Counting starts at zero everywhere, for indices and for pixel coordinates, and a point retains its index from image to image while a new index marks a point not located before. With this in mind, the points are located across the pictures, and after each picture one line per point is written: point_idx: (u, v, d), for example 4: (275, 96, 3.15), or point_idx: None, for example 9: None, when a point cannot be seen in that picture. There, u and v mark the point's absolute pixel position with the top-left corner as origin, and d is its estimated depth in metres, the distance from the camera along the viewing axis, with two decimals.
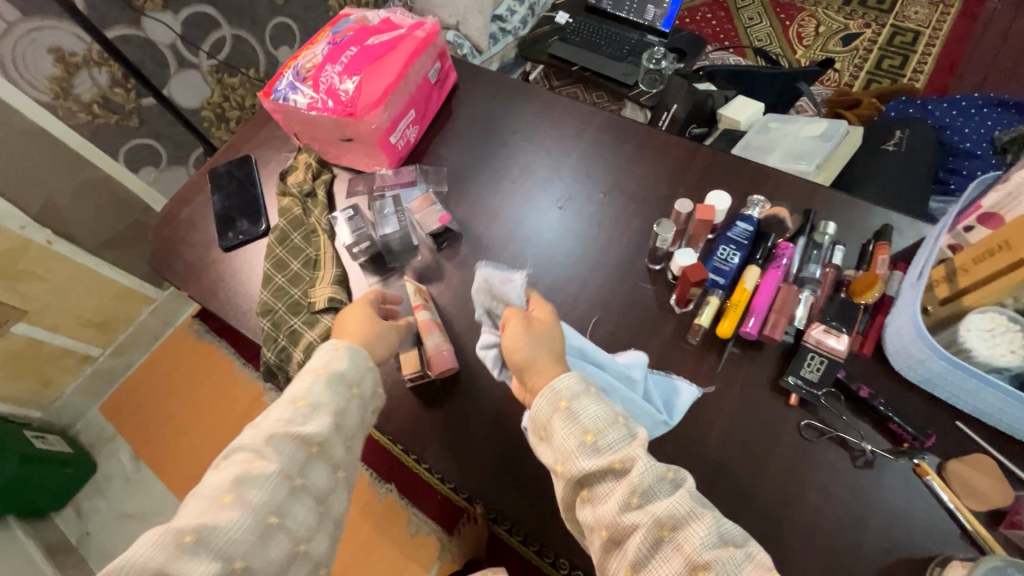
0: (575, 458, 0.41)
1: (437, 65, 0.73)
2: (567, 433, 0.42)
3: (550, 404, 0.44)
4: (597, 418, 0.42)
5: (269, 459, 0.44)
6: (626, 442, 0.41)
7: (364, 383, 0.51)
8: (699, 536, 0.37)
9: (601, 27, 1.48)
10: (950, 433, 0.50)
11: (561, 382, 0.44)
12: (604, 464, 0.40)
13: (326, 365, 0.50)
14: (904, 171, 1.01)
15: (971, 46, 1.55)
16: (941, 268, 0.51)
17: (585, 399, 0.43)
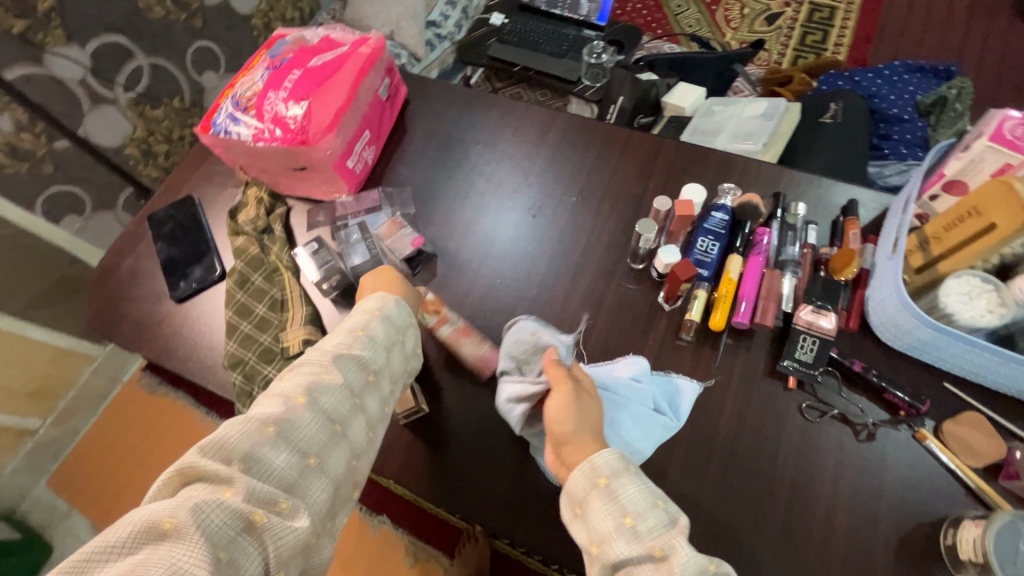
0: (612, 541, 0.37)
1: (387, 81, 0.70)
2: (605, 513, 0.38)
3: (587, 479, 0.40)
4: (637, 501, 0.38)
5: (338, 374, 0.44)
6: (667, 529, 0.37)
7: (410, 330, 0.51)
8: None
9: (537, 26, 1.47)
10: (941, 395, 0.52)
11: (599, 458, 0.40)
12: (642, 551, 0.36)
13: (380, 305, 0.50)
14: (845, 141, 1.04)
15: (882, 17, 1.65)
16: (913, 238, 0.51)
17: (626, 478, 0.39)
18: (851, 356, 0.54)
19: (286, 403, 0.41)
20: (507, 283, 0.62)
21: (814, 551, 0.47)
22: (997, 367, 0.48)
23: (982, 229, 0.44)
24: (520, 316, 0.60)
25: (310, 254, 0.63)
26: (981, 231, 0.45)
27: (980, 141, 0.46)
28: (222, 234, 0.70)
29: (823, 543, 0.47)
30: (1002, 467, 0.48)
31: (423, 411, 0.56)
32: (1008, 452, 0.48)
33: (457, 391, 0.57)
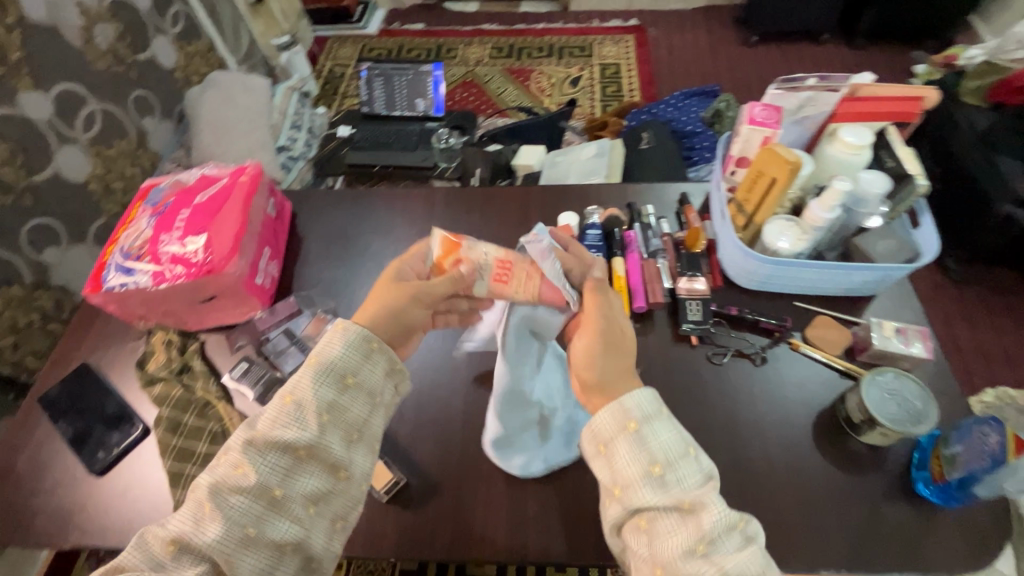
0: (638, 486, 0.40)
1: (272, 200, 0.75)
2: (633, 457, 0.42)
3: (618, 422, 0.43)
4: (668, 451, 0.41)
5: (252, 467, 0.42)
6: (696, 483, 0.40)
7: (362, 374, 0.47)
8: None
9: (384, 129, 1.62)
10: (797, 313, 0.66)
11: (631, 401, 0.43)
12: (669, 499, 0.39)
13: (318, 353, 0.47)
14: (664, 158, 1.29)
15: (654, 63, 2.07)
16: (732, 205, 0.67)
17: (657, 424, 0.42)
18: (727, 305, 0.67)
19: (194, 517, 0.41)
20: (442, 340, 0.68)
21: (761, 464, 0.56)
22: (818, 275, 0.64)
23: (767, 185, 0.60)
24: (462, 365, 0.66)
25: (238, 381, 0.63)
26: (768, 187, 0.60)
27: (743, 127, 0.62)
28: (135, 388, 0.66)
29: (764, 455, 0.57)
30: (855, 348, 0.63)
31: (403, 481, 0.58)
32: (852, 336, 0.63)
33: (428, 451, 0.60)
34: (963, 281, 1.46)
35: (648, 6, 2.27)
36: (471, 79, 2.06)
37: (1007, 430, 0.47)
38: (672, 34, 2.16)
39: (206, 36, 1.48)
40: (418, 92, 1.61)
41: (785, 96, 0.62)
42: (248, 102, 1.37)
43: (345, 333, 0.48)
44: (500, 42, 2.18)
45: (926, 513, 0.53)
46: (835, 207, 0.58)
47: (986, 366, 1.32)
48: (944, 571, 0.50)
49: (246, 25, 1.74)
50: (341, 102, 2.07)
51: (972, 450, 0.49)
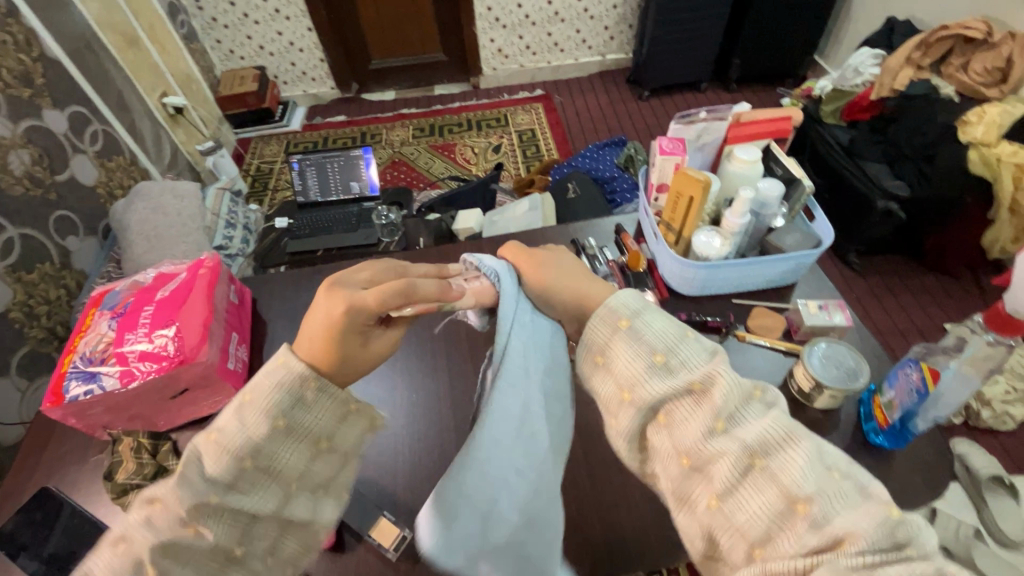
0: (645, 380, 0.38)
1: (234, 287, 0.76)
2: (633, 353, 0.39)
3: (609, 325, 0.41)
4: (666, 338, 0.39)
5: (211, 529, 0.37)
6: (702, 362, 0.37)
7: (337, 437, 0.42)
8: (796, 463, 0.33)
9: (321, 214, 1.65)
10: (736, 310, 0.75)
11: (616, 303, 0.42)
12: (679, 385, 0.37)
13: (255, 389, 0.40)
14: (591, 202, 1.42)
15: (564, 124, 2.28)
16: (662, 226, 0.76)
17: (647, 317, 0.40)
18: (677, 313, 0.75)
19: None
20: (424, 392, 0.70)
21: None
22: (744, 272, 0.73)
23: (687, 204, 0.69)
24: (448, 413, 0.68)
25: None
26: (688, 206, 0.69)
27: (657, 158, 0.72)
28: (102, 503, 0.62)
29: None
30: (790, 330, 0.72)
31: (410, 535, 0.57)
32: (786, 321, 0.73)
33: None
34: (864, 270, 1.66)
35: (550, 77, 2.53)
36: (399, 158, 2.17)
37: (922, 364, 0.55)
38: (575, 98, 2.41)
39: (127, 151, 1.49)
40: (352, 175, 1.68)
41: (684, 129, 0.73)
42: (179, 207, 1.34)
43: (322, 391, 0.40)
44: (421, 123, 2.33)
45: (882, 460, 0.60)
46: (746, 213, 0.68)
47: (902, 339, 1.49)
48: (908, 505, 0.57)
49: (167, 135, 1.77)
50: (272, 196, 2.10)
51: (902, 390, 0.57)
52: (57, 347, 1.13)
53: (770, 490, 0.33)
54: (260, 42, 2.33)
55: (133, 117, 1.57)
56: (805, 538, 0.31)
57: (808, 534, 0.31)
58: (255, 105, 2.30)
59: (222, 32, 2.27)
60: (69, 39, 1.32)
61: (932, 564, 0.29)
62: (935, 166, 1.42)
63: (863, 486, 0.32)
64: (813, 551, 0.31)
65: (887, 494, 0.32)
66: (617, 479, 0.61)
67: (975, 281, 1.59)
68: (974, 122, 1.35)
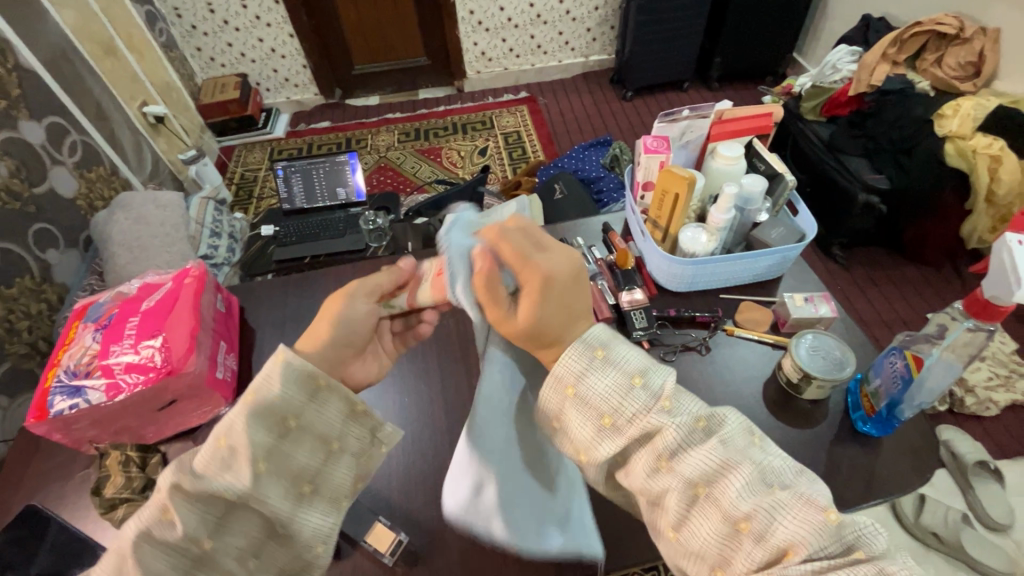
0: (595, 443, 0.39)
1: (220, 296, 0.75)
2: (581, 416, 0.39)
3: (557, 390, 0.40)
4: (606, 396, 0.38)
5: (180, 515, 0.37)
6: (641, 410, 0.37)
7: (310, 420, 0.41)
8: (734, 487, 0.34)
9: (307, 222, 1.63)
10: (724, 304, 0.76)
11: (562, 367, 0.40)
12: (623, 442, 0.37)
13: (257, 389, 0.40)
14: (578, 203, 1.43)
15: (550, 125, 2.29)
16: (649, 224, 0.76)
17: (590, 376, 0.39)
18: (666, 309, 0.75)
19: None
20: (415, 395, 0.70)
21: None
22: (730, 268, 0.74)
23: (673, 202, 0.70)
24: (440, 416, 0.68)
25: None
26: (674, 203, 0.70)
27: (642, 156, 0.73)
28: (90, 519, 0.61)
29: None
30: (779, 323, 0.73)
31: (406, 539, 0.57)
32: (774, 314, 0.74)
33: (425, 504, 0.60)
34: (848, 263, 1.68)
35: (534, 79, 2.55)
36: (385, 163, 2.16)
37: (906, 352, 0.56)
38: (559, 100, 2.42)
39: (107, 161, 1.47)
40: (338, 181, 1.64)
41: (668, 127, 0.73)
42: (162, 217, 1.32)
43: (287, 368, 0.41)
44: (406, 127, 2.33)
45: (868, 447, 0.61)
46: (730, 209, 0.69)
47: (887, 329, 1.51)
48: (897, 492, 0.58)
49: (148, 145, 1.74)
50: (257, 204, 2.08)
51: (888, 378, 0.58)
52: (39, 362, 1.10)
53: (716, 517, 0.34)
54: (241, 49, 2.31)
55: (113, 127, 1.55)
56: (753, 553, 0.33)
57: (754, 549, 0.33)
58: (238, 113, 2.28)
59: (202, 39, 2.25)
60: (46, 49, 1.31)
61: (873, 562, 0.31)
62: (913, 159, 1.45)
63: (799, 493, 0.34)
64: (762, 563, 0.33)
65: (820, 495, 0.33)
66: None
67: (955, 270, 1.62)
68: (948, 117, 1.40)
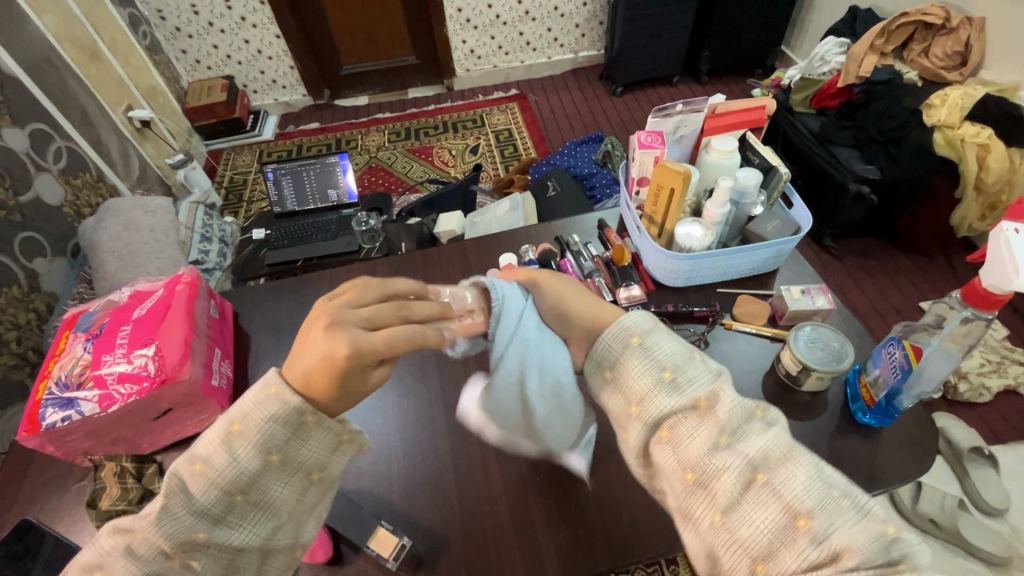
0: (655, 398, 0.38)
1: (214, 302, 0.74)
2: (643, 370, 0.40)
3: (621, 342, 0.42)
4: (673, 357, 0.39)
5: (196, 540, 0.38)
6: (709, 381, 0.38)
7: (329, 467, 0.44)
8: (798, 479, 0.33)
9: (300, 224, 1.62)
10: (721, 298, 0.76)
11: (630, 318, 0.43)
12: (685, 402, 0.37)
13: (245, 420, 0.40)
14: (572, 199, 1.43)
15: (541, 122, 2.29)
16: (644, 219, 0.76)
17: (658, 336, 0.41)
18: (664, 304, 0.76)
19: None
20: (415, 397, 0.69)
21: None
22: (726, 263, 0.74)
23: (669, 197, 0.69)
24: (440, 417, 0.67)
25: None
26: (670, 198, 0.69)
27: (636, 152, 0.72)
28: (88, 531, 0.60)
29: None
30: (776, 316, 0.73)
31: (409, 543, 0.56)
32: (772, 307, 0.74)
33: (427, 507, 0.60)
34: (841, 253, 1.69)
35: (524, 76, 2.54)
36: (376, 164, 2.15)
37: (904, 342, 0.56)
38: (550, 97, 2.42)
39: (93, 167, 1.45)
40: (329, 183, 1.63)
41: (661, 122, 0.73)
42: (151, 223, 1.30)
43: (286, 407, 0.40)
44: (396, 127, 2.31)
45: (868, 437, 0.61)
46: (726, 203, 0.68)
47: (880, 319, 1.53)
48: (898, 481, 0.58)
49: (135, 149, 1.72)
50: (248, 207, 2.06)
51: (886, 368, 0.58)
52: (30, 373, 1.08)
53: (773, 505, 0.33)
54: (227, 51, 2.28)
55: (99, 132, 1.52)
56: (806, 550, 0.31)
57: (809, 549, 0.31)
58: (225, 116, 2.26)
59: (187, 42, 2.22)
60: (27, 54, 1.28)
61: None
62: (902, 149, 1.46)
63: (862, 502, 0.33)
64: (812, 565, 0.31)
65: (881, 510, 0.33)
66: (614, 473, 0.61)
67: (946, 259, 1.63)
68: (937, 106, 1.41)
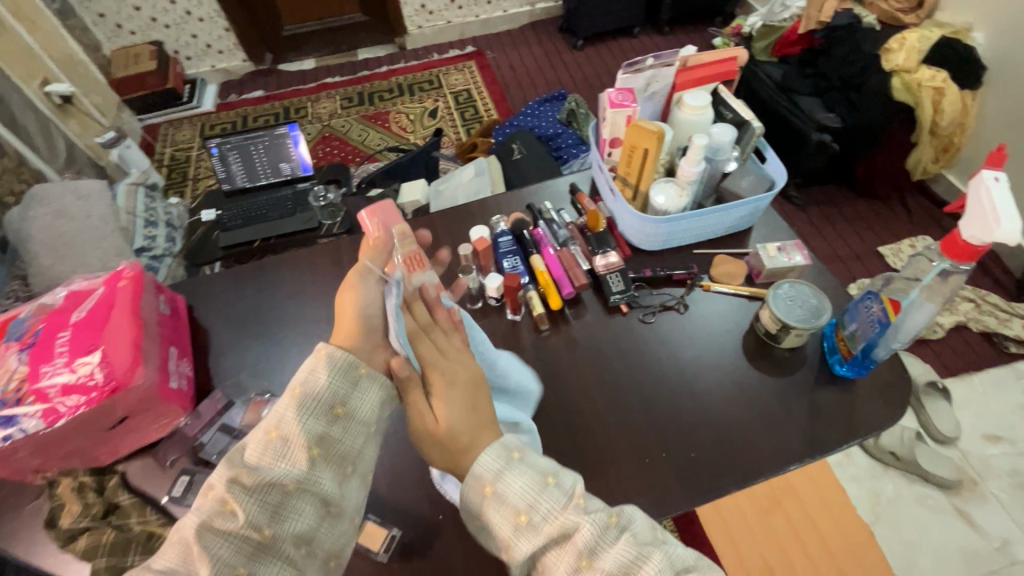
0: (516, 545, 0.38)
1: (163, 297, 0.68)
2: (503, 518, 0.39)
3: (477, 494, 0.40)
4: (526, 494, 0.39)
5: (240, 505, 0.36)
6: (562, 509, 0.38)
7: (353, 404, 0.42)
8: (649, 575, 0.36)
9: (253, 202, 1.53)
10: (700, 259, 0.75)
11: (480, 466, 0.40)
12: (543, 539, 0.38)
13: (303, 384, 0.40)
14: (539, 162, 1.39)
15: (500, 80, 2.20)
16: (618, 181, 0.73)
17: (509, 475, 0.40)
18: (642, 270, 0.74)
19: None
20: None
21: (711, 395, 0.63)
22: (703, 225, 0.73)
23: (642, 157, 0.67)
24: None
25: (183, 498, 0.57)
26: (643, 159, 0.67)
27: (607, 112, 0.68)
28: (49, 553, 0.56)
29: (708, 382, 0.64)
30: (752, 274, 0.73)
31: (399, 533, 0.56)
32: (748, 266, 0.73)
33: (415, 494, 0.58)
34: (804, 203, 1.71)
35: (480, 32, 2.41)
36: (329, 132, 2.04)
37: (882, 296, 0.56)
38: (508, 53, 2.31)
39: (11, 152, 1.31)
40: (281, 157, 1.52)
41: (632, 78, 0.69)
42: (86, 210, 1.19)
43: (330, 360, 0.42)
44: (347, 92, 2.18)
45: (846, 389, 0.63)
46: (700, 160, 0.67)
47: (843, 266, 1.57)
48: (877, 429, 0.60)
49: (57, 129, 1.57)
50: (194, 186, 1.92)
51: (864, 322, 0.59)
52: None
53: None
54: (152, 14, 2.08)
55: (12, 111, 1.37)
56: None
57: None
58: (157, 87, 2.08)
59: (104, 4, 2.01)
60: None
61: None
62: (862, 95, 1.47)
63: None
64: None
65: None
66: (607, 440, 0.60)
67: (902, 202, 1.68)
68: (895, 50, 1.42)
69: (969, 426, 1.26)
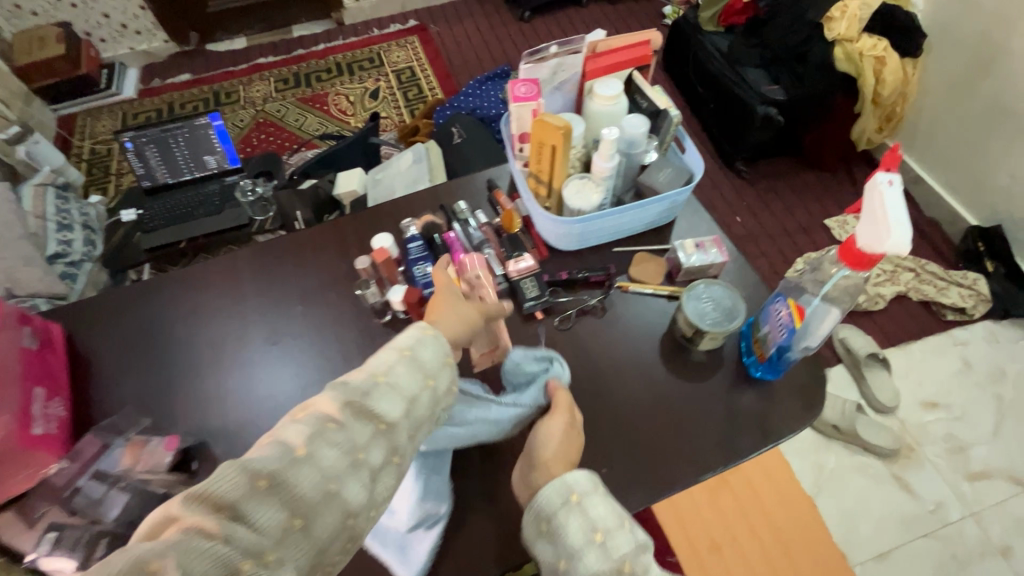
0: (581, 557, 0.41)
1: (29, 330, 0.62)
2: (577, 529, 0.42)
3: (562, 497, 0.44)
4: (606, 520, 0.43)
5: (342, 422, 0.38)
6: (631, 549, 0.41)
7: (440, 378, 0.45)
8: None
9: (174, 199, 1.42)
10: (621, 258, 0.72)
11: (574, 478, 0.45)
12: (611, 565, 0.40)
13: (410, 346, 0.45)
14: (478, 147, 1.33)
15: (445, 56, 2.09)
16: (530, 179, 0.69)
17: (596, 498, 0.44)
18: (558, 272, 0.70)
19: None
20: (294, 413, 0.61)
21: (626, 405, 0.61)
22: (620, 223, 0.70)
23: (551, 153, 0.62)
24: None
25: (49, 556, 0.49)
26: (551, 155, 0.63)
27: (512, 106, 0.63)
28: None
29: (623, 391, 0.62)
30: (672, 272, 0.70)
31: None
32: (668, 264, 0.70)
33: None
34: (753, 177, 1.69)
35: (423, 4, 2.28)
36: (264, 118, 1.92)
37: (789, 301, 0.54)
38: (454, 27, 2.20)
39: None
40: None
41: (536, 68, 0.64)
42: None
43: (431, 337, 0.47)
44: (282, 73, 2.05)
45: (763, 391, 0.61)
46: (613, 155, 0.62)
47: (790, 241, 1.57)
48: (792, 432, 0.59)
49: None
50: (117, 181, 1.80)
51: (775, 326, 0.56)
52: None
53: None
54: None
55: None
56: None
57: None
58: (69, 73, 1.91)
59: None
60: None
61: None
62: (806, 66, 1.44)
63: None
64: None
65: None
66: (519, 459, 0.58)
67: (848, 173, 1.68)
68: (837, 19, 1.39)
69: (908, 395, 1.29)
